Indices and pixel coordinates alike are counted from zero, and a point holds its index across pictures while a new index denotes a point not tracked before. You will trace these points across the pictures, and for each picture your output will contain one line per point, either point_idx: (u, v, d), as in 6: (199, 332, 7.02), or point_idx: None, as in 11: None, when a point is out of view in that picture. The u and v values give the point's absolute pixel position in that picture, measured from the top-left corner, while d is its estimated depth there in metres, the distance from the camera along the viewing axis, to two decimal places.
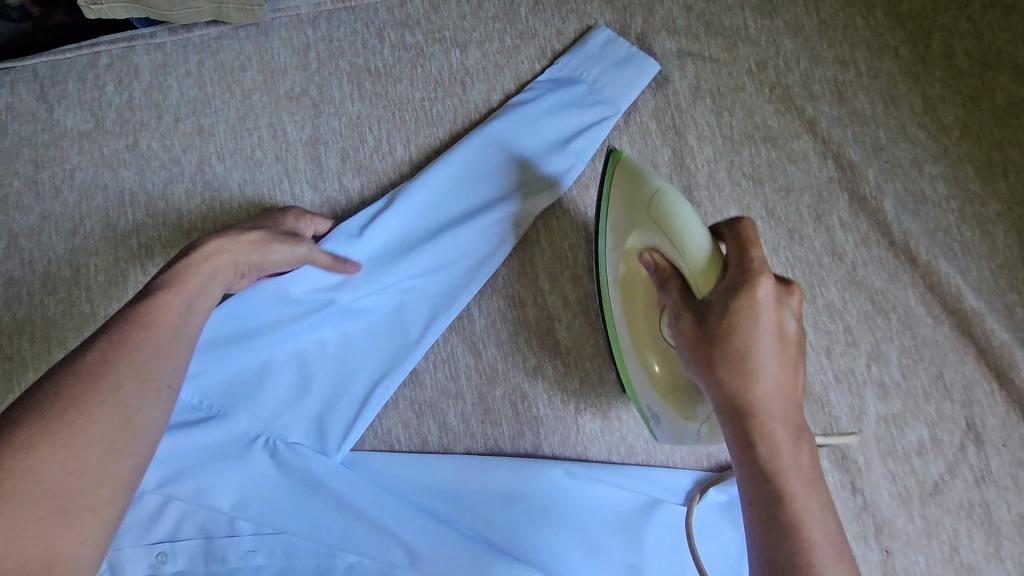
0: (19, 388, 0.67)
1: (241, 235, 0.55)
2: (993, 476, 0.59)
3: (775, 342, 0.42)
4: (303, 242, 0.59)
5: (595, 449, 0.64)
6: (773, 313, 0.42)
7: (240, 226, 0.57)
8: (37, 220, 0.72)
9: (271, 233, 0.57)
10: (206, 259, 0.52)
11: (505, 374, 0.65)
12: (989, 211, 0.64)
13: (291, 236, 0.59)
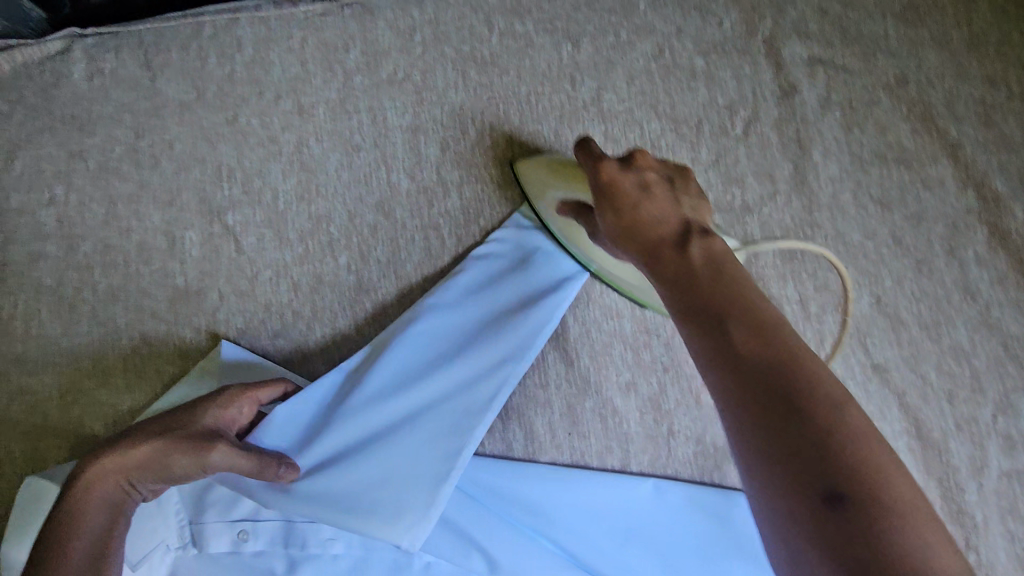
0: (112, 355, 0.68)
1: (125, 452, 0.50)
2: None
3: (626, 214, 0.46)
4: (213, 445, 0.50)
5: (687, 473, 0.61)
6: (631, 183, 0.47)
7: (143, 432, 0.52)
8: (135, 189, 0.72)
9: (175, 442, 0.51)
10: (88, 499, 0.49)
11: (597, 387, 0.63)
12: None
13: (202, 438, 0.51)
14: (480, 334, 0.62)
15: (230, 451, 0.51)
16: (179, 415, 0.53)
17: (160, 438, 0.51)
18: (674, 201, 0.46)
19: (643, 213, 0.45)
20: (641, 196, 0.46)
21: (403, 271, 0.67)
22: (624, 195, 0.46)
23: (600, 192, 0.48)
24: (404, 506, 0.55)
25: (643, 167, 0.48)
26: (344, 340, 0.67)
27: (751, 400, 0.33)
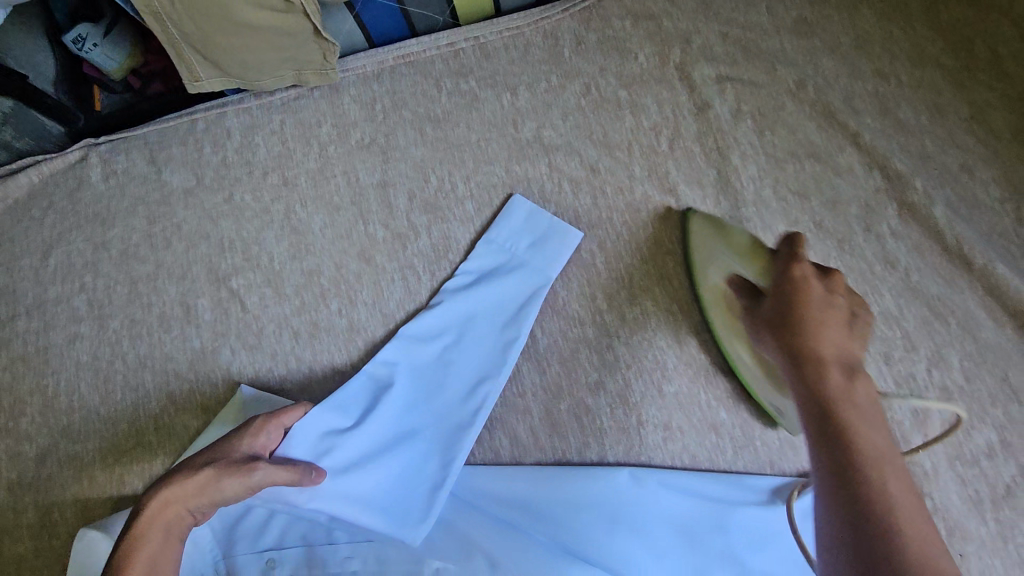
0: (144, 415, 0.77)
1: (183, 483, 0.58)
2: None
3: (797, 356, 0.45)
4: (258, 465, 0.60)
5: (660, 459, 0.66)
6: (817, 289, 0.48)
7: (193, 465, 0.60)
8: (153, 268, 0.83)
9: (221, 468, 0.59)
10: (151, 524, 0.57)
11: (569, 390, 0.69)
12: None
13: (246, 462, 0.60)
14: (459, 357, 0.72)
15: (272, 467, 0.60)
16: (221, 447, 0.62)
17: (208, 467, 0.59)
18: (830, 297, 0.48)
19: (814, 350, 0.45)
20: (838, 359, 0.44)
21: (388, 308, 0.76)
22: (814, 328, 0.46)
23: (776, 288, 0.50)
24: (410, 508, 0.66)
25: (837, 287, 0.49)
26: (343, 376, 0.75)
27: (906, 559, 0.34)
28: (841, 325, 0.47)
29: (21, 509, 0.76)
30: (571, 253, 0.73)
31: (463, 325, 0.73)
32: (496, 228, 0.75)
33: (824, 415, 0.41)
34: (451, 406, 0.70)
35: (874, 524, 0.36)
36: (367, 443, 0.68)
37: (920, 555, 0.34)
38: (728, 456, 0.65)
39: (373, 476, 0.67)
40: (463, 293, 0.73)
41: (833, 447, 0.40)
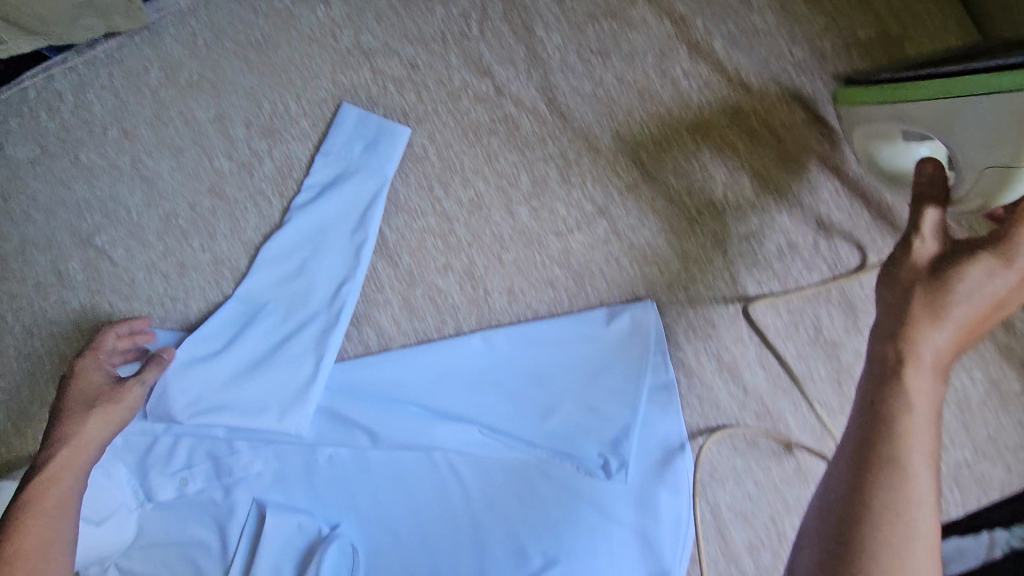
0: (42, 379, 0.81)
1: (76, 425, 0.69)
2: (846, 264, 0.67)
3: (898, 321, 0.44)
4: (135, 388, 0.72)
5: (508, 320, 0.72)
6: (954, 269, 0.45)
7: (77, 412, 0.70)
8: (17, 242, 0.83)
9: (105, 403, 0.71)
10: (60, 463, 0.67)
11: (421, 277, 0.74)
12: (813, 30, 0.70)
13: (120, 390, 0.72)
14: (318, 267, 0.76)
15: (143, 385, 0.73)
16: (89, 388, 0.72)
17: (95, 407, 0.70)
18: (974, 290, 0.44)
19: (941, 318, 0.44)
20: (973, 295, 0.44)
21: (247, 236, 0.79)
22: (944, 292, 0.45)
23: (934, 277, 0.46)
24: (292, 405, 0.72)
25: (978, 272, 0.45)
26: (218, 307, 0.78)
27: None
28: (969, 286, 0.44)
29: None
30: (403, 149, 0.76)
31: (316, 238, 0.76)
32: (331, 140, 0.77)
33: (889, 394, 0.41)
34: (317, 312, 0.75)
35: (877, 501, 0.38)
36: (247, 355, 0.75)
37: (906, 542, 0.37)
38: (565, 305, 0.71)
39: (255, 382, 0.73)
40: (311, 208, 0.77)
41: (891, 413, 0.40)
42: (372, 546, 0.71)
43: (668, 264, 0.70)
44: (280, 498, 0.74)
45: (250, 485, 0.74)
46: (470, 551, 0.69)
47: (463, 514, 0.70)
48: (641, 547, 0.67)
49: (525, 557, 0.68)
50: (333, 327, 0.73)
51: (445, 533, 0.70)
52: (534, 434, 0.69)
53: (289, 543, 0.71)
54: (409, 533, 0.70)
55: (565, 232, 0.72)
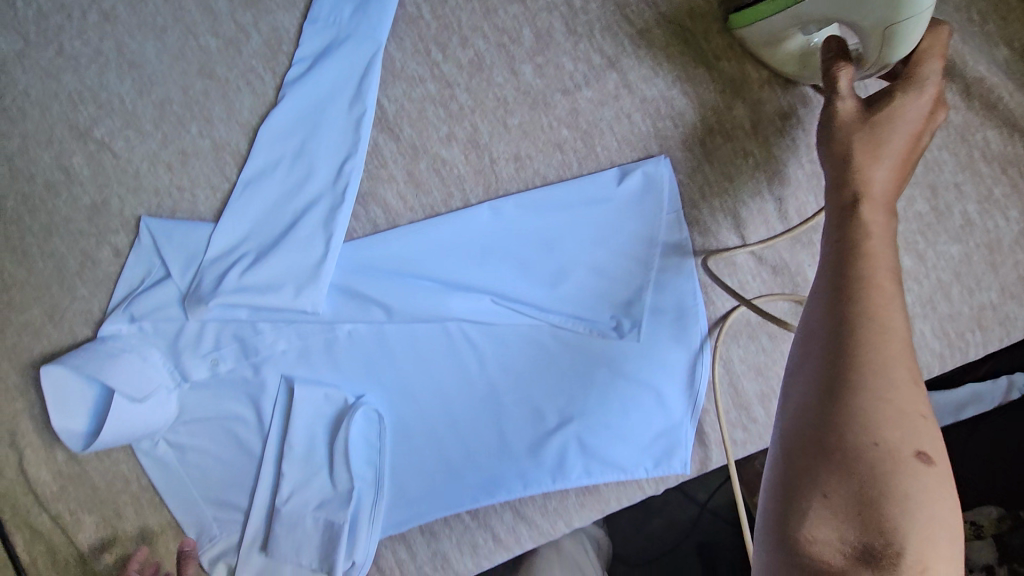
0: (69, 275, 0.82)
1: None
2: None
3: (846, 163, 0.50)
4: None
5: (516, 188, 0.70)
6: (899, 105, 0.51)
7: None
8: (19, 141, 0.82)
9: None
10: None
11: (424, 149, 0.72)
12: None
13: None
14: (319, 145, 0.73)
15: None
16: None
17: None
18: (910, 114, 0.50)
19: (885, 140, 0.50)
20: (911, 118, 0.50)
21: (243, 118, 0.76)
22: (881, 131, 0.50)
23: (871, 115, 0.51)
24: (306, 283, 0.72)
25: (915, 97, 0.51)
26: (224, 194, 0.77)
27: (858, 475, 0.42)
28: (909, 113, 0.50)
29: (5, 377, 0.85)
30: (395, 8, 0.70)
31: (314, 113, 0.73)
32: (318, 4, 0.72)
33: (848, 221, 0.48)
34: (323, 191, 0.73)
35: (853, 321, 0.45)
36: (259, 239, 0.74)
37: (877, 345, 0.44)
38: (575, 169, 0.68)
39: (267, 262, 0.73)
40: (305, 82, 0.73)
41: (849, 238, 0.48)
42: (398, 411, 0.75)
43: (684, 117, 0.65)
44: (307, 374, 0.77)
45: (277, 363, 0.78)
46: (488, 412, 0.73)
47: (479, 379, 0.73)
48: (653, 401, 0.69)
49: (542, 415, 0.72)
50: (341, 204, 0.72)
51: (465, 397, 0.73)
52: (546, 300, 0.69)
53: (321, 412, 0.76)
54: (431, 399, 0.74)
55: (572, 90, 0.67)
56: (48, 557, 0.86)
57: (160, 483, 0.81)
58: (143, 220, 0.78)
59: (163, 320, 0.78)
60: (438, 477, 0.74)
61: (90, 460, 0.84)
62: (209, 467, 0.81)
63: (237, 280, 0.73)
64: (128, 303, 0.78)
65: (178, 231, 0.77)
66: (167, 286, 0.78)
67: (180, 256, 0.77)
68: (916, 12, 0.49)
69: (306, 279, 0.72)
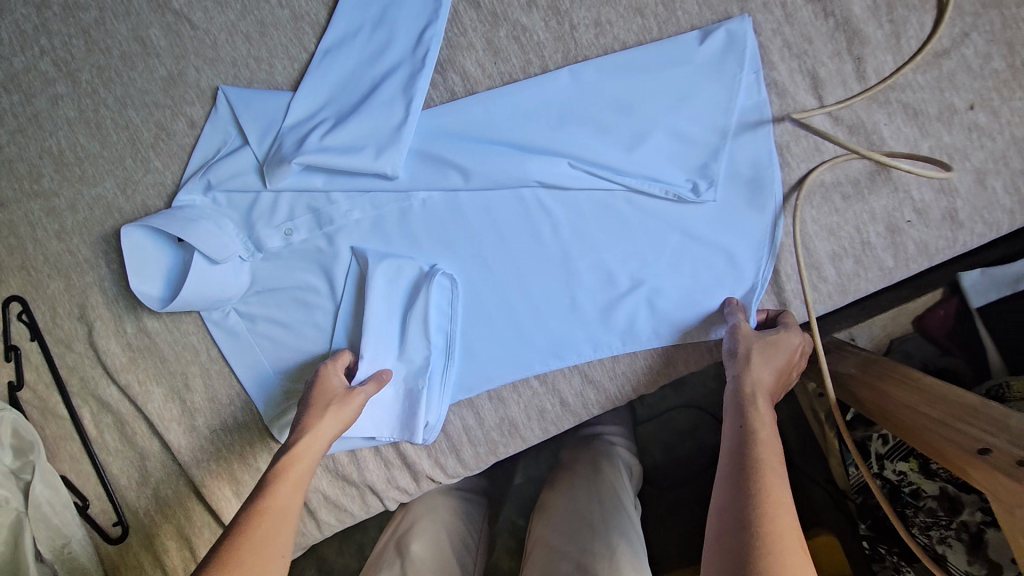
0: (143, 147, 0.84)
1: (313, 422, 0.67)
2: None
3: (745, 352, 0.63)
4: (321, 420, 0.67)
5: (596, 55, 0.72)
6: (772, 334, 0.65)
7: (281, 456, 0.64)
8: (97, 13, 0.84)
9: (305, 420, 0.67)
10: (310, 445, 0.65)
11: (505, 16, 0.73)
12: None
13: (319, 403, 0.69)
14: (400, 12, 0.75)
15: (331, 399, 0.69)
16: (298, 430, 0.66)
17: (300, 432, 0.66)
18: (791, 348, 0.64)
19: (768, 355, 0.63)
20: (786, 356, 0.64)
21: None
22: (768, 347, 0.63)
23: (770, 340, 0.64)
24: (384, 145, 0.73)
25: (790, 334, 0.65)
26: (302, 65, 0.79)
27: (744, 418, 0.57)
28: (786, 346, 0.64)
29: (76, 249, 0.88)
30: None
31: None
32: None
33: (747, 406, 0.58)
34: (403, 58, 0.74)
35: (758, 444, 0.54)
36: (338, 105, 0.76)
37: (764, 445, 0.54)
38: (655, 34, 0.70)
39: (346, 125, 0.74)
40: None
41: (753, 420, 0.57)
42: (469, 283, 0.77)
43: None
44: (379, 246, 0.79)
45: (349, 234, 0.80)
46: (560, 280, 0.75)
47: (552, 248, 0.74)
48: (723, 263, 0.71)
49: (613, 281, 0.74)
50: (420, 68, 0.73)
51: (538, 267, 0.75)
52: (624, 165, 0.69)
53: (392, 284, 0.77)
54: (501, 269, 0.76)
55: None
56: (117, 429, 0.89)
57: (230, 352, 0.84)
58: (223, 89, 0.80)
59: (238, 189, 0.80)
60: (505, 347, 0.77)
61: (159, 331, 0.86)
62: (280, 337, 0.83)
63: (315, 143, 0.74)
64: (205, 171, 0.80)
65: (256, 100, 0.79)
66: (245, 154, 0.79)
67: (257, 124, 0.78)
68: None
69: (385, 141, 0.73)
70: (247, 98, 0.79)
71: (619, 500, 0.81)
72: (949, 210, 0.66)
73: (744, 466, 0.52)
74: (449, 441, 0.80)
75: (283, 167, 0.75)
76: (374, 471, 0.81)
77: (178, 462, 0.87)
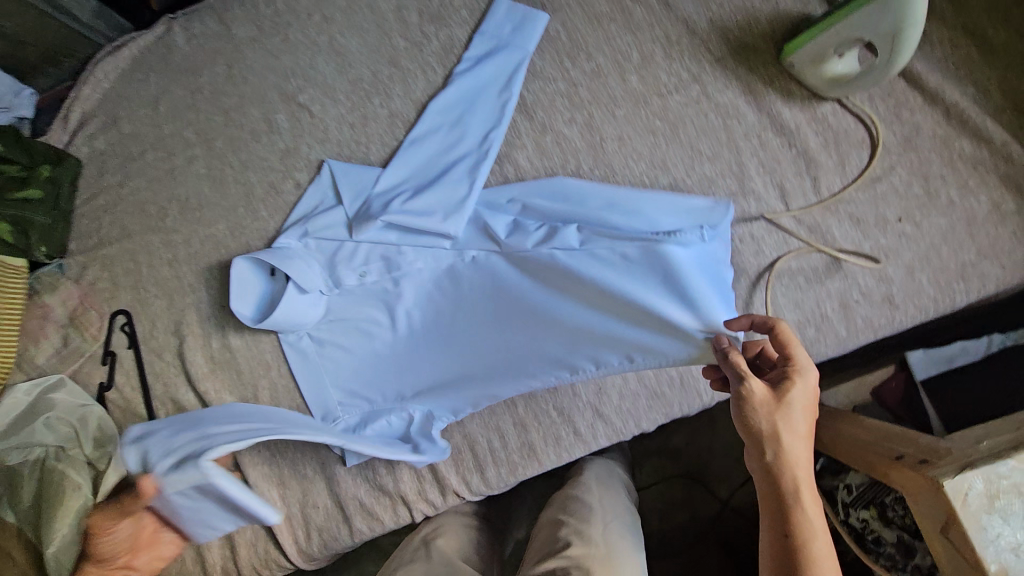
0: (254, 199, 1.06)
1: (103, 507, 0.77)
2: (889, 114, 0.87)
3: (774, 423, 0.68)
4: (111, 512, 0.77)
5: (618, 159, 0.95)
6: (785, 391, 0.69)
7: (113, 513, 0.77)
8: (238, 99, 1.10)
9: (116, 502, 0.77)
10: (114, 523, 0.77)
11: (551, 127, 0.98)
12: None
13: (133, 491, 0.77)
14: (473, 118, 0.99)
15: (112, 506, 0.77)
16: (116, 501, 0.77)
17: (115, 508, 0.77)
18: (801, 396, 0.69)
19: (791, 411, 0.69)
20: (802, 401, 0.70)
21: (416, 97, 1.04)
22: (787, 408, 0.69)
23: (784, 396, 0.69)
24: (451, 212, 0.94)
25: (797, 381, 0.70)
26: (392, 149, 1.03)
27: (779, 489, 0.68)
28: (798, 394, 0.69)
29: (183, 274, 1.07)
30: (543, 29, 0.99)
31: (473, 97, 1.00)
32: (488, 23, 1.01)
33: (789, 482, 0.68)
34: (472, 150, 0.98)
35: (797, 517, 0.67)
36: (417, 181, 0.98)
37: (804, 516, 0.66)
38: (663, 148, 0.93)
39: (422, 196, 0.95)
40: (469, 74, 1.00)
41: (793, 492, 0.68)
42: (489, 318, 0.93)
43: (745, 118, 0.91)
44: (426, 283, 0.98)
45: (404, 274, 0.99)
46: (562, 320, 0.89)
47: (555, 292, 0.88)
48: None
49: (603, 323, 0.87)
50: (485, 158, 0.96)
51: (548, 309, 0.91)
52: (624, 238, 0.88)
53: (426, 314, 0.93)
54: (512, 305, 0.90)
55: (665, 93, 0.94)
56: None
57: (296, 368, 0.99)
58: (327, 161, 1.04)
59: (328, 237, 1.00)
60: (514, 373, 0.92)
61: (240, 348, 1.02)
62: (343, 359, 1.01)
63: (396, 207, 0.95)
64: (304, 220, 1.01)
65: (351, 173, 1.01)
66: (337, 210, 1.01)
67: (351, 190, 1.00)
68: (912, 26, 0.75)
69: (452, 209, 0.94)
70: (346, 169, 1.02)
71: (614, 491, 0.95)
72: (887, 294, 0.85)
73: (789, 546, 0.65)
74: (476, 460, 0.93)
75: (368, 224, 0.96)
76: (408, 483, 0.94)
77: (236, 464, 0.99)
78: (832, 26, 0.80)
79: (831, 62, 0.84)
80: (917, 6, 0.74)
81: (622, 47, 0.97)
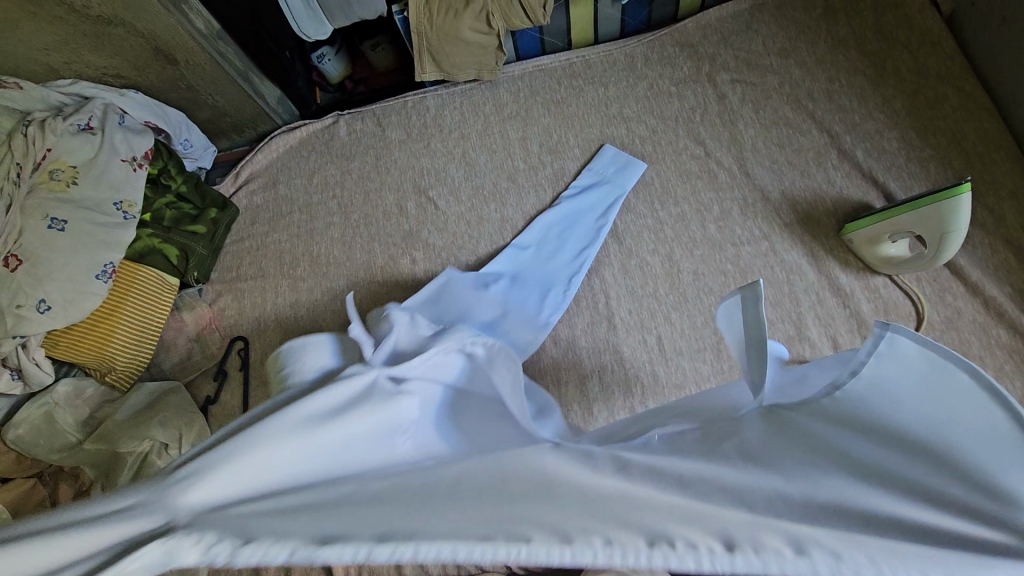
0: (374, 266, 1.26)
1: None
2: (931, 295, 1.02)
3: None
4: None
5: (692, 289, 1.10)
6: None
7: None
8: (379, 184, 1.33)
9: None
10: None
11: (637, 252, 1.15)
12: (920, 152, 1.12)
13: None
14: (571, 236, 1.18)
15: None
16: None
17: None
18: None
19: None
20: None
21: (526, 208, 1.24)
22: None
23: None
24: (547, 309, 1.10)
25: None
26: (498, 245, 1.22)
27: None
28: None
29: (300, 316, 1.24)
30: (639, 175, 1.21)
31: (574, 218, 1.20)
32: (595, 164, 1.23)
33: None
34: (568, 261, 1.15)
35: None
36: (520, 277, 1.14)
37: None
38: (732, 287, 1.08)
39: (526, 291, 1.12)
40: (574, 199, 1.21)
41: None
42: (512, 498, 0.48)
43: (807, 276, 1.07)
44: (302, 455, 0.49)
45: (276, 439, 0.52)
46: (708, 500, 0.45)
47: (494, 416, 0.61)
48: None
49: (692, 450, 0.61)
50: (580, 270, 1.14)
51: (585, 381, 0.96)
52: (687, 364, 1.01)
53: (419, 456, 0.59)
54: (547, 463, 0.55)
55: (738, 244, 1.11)
56: None
57: None
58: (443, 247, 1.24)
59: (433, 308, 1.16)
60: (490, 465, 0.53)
61: None
62: None
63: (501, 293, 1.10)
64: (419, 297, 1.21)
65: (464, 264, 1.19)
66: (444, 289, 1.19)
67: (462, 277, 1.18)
68: (957, 229, 0.91)
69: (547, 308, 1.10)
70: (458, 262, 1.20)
71: None
72: None
73: None
74: None
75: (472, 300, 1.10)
76: None
77: None
78: (887, 217, 0.97)
79: (884, 245, 1.00)
80: (962, 215, 0.91)
81: (705, 200, 1.16)
